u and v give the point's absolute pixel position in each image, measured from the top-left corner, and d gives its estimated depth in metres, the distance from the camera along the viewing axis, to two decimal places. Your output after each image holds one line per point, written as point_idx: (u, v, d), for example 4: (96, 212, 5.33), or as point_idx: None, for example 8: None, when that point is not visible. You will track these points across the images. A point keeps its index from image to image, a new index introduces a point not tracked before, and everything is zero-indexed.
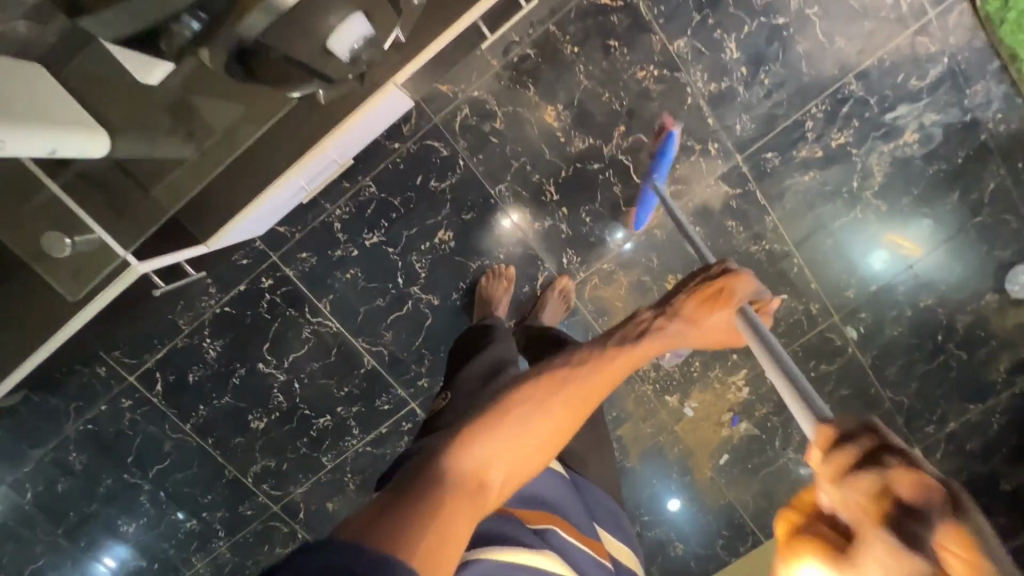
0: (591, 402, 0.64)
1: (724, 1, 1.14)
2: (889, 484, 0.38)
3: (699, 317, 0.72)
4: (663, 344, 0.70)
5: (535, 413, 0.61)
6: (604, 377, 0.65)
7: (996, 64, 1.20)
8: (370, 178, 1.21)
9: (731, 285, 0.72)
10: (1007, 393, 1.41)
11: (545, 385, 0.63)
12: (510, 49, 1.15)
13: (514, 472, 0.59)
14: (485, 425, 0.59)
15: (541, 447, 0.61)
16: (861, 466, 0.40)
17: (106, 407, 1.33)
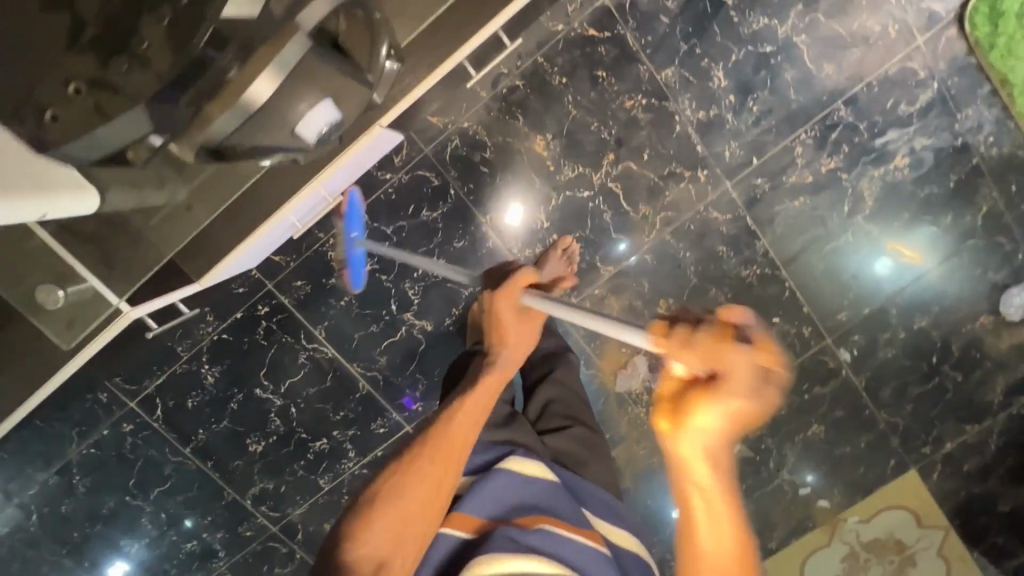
0: (451, 454, 0.80)
1: (711, 31, 1.15)
2: (711, 333, 0.60)
3: (500, 344, 0.90)
4: (493, 379, 0.88)
5: (405, 485, 0.76)
6: (451, 431, 0.81)
7: (987, 88, 1.20)
8: (362, 208, 1.23)
9: (502, 304, 0.89)
10: (1004, 414, 1.40)
11: (403, 462, 0.79)
12: (499, 80, 1.17)
13: (405, 540, 0.74)
14: (366, 518, 0.74)
15: (421, 506, 0.76)
16: (694, 338, 0.60)
17: (109, 432, 1.36)
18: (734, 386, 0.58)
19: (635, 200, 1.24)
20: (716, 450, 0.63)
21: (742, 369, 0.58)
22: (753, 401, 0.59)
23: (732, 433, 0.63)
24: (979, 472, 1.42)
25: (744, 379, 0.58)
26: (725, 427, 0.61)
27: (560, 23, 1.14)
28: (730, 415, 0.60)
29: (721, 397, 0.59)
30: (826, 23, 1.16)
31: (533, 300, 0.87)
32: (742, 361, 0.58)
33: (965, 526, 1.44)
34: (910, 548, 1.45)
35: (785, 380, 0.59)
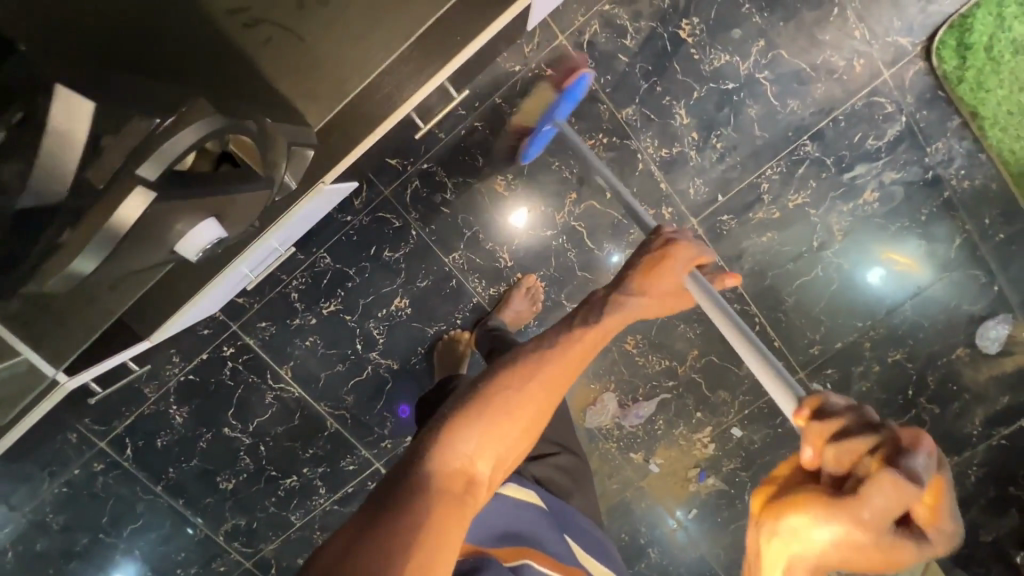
0: (568, 378, 0.60)
1: (671, 69, 1.14)
2: (880, 440, 0.44)
3: (653, 283, 0.65)
4: (629, 318, 0.63)
5: (517, 399, 0.57)
6: (577, 355, 0.60)
7: (956, 121, 1.18)
8: (325, 249, 1.23)
9: (680, 254, 0.66)
10: (984, 446, 1.35)
11: (513, 369, 0.59)
12: (458, 122, 1.17)
13: (502, 461, 0.57)
14: (463, 420, 0.56)
15: (526, 430, 0.58)
16: (853, 434, 0.45)
17: (80, 471, 1.35)
18: (873, 514, 0.42)
19: (600, 239, 1.23)
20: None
21: (885, 497, 0.42)
22: (885, 547, 0.43)
23: (829, 566, 0.46)
24: (960, 506, 1.37)
25: (892, 516, 0.42)
26: (830, 552, 0.45)
27: (517, 64, 1.14)
28: (841, 551, 0.44)
29: (842, 512, 0.43)
30: (789, 58, 1.14)
31: (693, 286, 0.67)
32: (903, 496, 0.42)
33: (948, 561, 1.39)
34: None
35: (931, 549, 0.44)
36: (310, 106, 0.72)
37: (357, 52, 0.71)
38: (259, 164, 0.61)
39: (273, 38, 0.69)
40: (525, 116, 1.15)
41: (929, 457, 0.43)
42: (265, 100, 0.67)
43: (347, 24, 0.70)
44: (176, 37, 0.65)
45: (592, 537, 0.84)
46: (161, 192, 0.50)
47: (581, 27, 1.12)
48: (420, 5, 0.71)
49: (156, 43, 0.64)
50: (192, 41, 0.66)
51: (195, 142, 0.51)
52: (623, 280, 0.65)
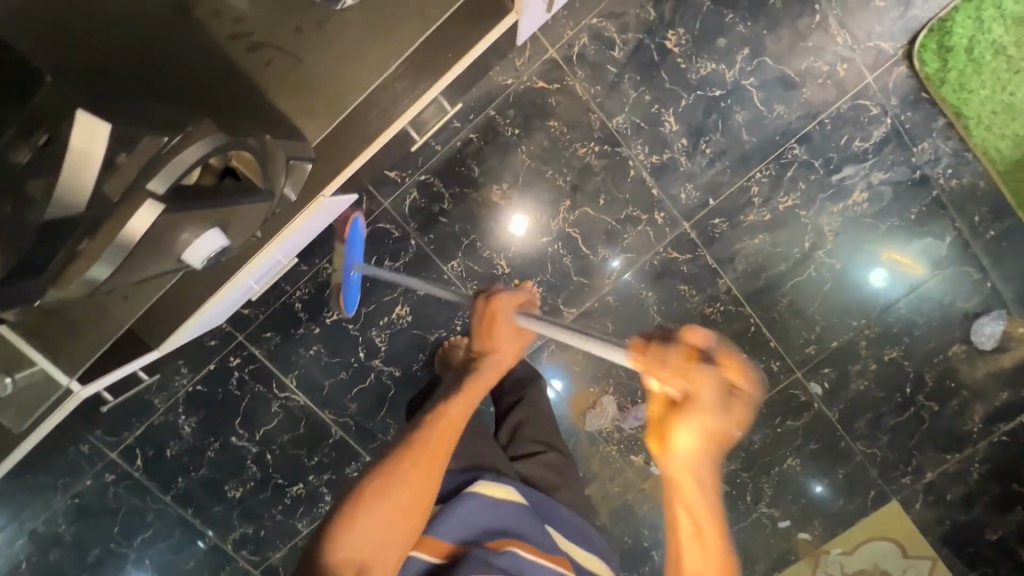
0: (445, 447, 0.71)
1: (659, 78, 1.18)
2: (684, 352, 0.64)
3: (495, 342, 0.82)
4: (489, 377, 0.79)
5: (394, 484, 0.67)
6: (443, 426, 0.72)
7: (941, 121, 1.20)
8: (327, 260, 1.27)
9: (502, 303, 0.84)
10: (985, 442, 1.35)
11: (392, 453, 0.70)
12: (453, 134, 1.21)
13: (392, 542, 0.65)
14: (347, 515, 0.65)
15: (412, 505, 0.67)
16: (668, 357, 0.65)
17: (92, 482, 1.38)
18: (709, 399, 0.62)
19: (594, 244, 1.26)
20: (704, 474, 0.64)
21: (705, 387, 0.62)
22: (729, 417, 0.63)
23: (712, 455, 0.64)
24: (964, 503, 1.37)
25: (718, 396, 0.62)
26: (701, 446, 0.63)
27: (509, 78, 1.19)
28: (709, 435, 0.63)
29: (693, 410, 0.62)
30: (773, 65, 1.18)
31: (526, 321, 0.82)
32: (709, 376, 0.62)
33: (954, 558, 1.38)
34: None
35: (753, 389, 0.65)
36: (307, 124, 0.76)
37: (350, 72, 0.74)
38: (260, 178, 0.64)
39: (273, 60, 0.72)
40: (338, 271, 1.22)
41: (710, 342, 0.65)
42: (264, 119, 0.72)
43: (340, 43, 0.73)
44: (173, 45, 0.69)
45: (578, 527, 0.87)
46: (169, 208, 0.53)
47: (571, 41, 1.17)
48: (410, 26, 0.74)
49: (155, 52, 0.69)
50: (188, 52, 0.70)
51: (196, 160, 0.54)
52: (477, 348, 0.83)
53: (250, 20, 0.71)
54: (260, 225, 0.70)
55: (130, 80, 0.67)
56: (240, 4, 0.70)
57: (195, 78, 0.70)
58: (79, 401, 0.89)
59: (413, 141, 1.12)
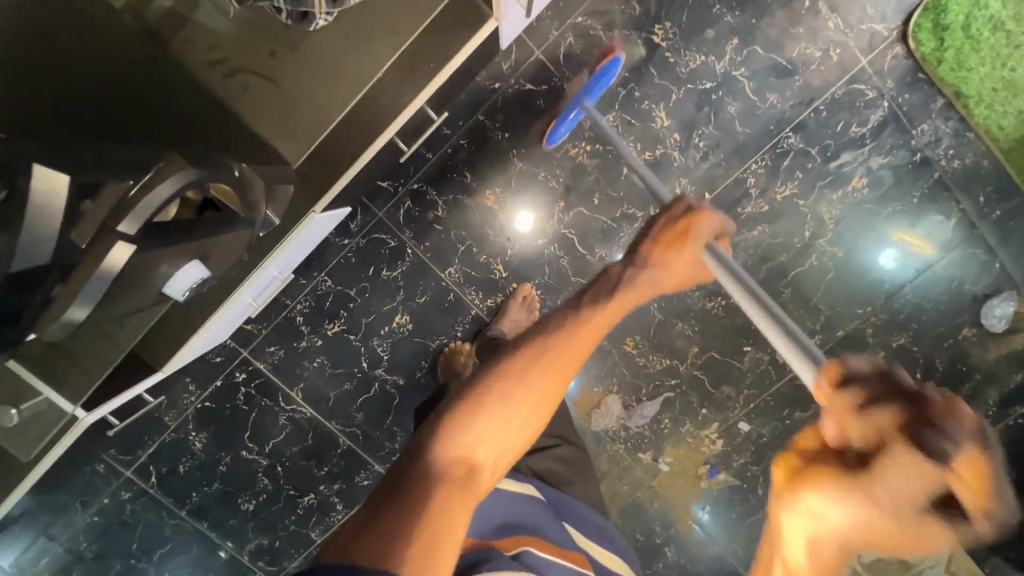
0: (579, 357, 0.53)
1: (647, 74, 1.17)
2: (893, 411, 0.42)
3: (668, 259, 0.59)
4: (643, 296, 0.57)
5: (521, 393, 0.51)
6: (587, 335, 0.53)
7: (940, 102, 1.18)
8: (325, 273, 1.28)
9: (700, 225, 0.60)
10: (1001, 426, 1.32)
11: (520, 355, 0.53)
12: (444, 141, 1.21)
13: (508, 451, 0.51)
14: (462, 415, 0.50)
15: (534, 418, 0.52)
16: (870, 407, 0.43)
17: (109, 500, 1.37)
18: (890, 488, 0.43)
19: (591, 244, 1.25)
20: (829, 559, 0.49)
21: (903, 477, 0.41)
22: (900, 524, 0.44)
23: (854, 545, 0.48)
24: None
25: (908, 501, 0.42)
26: (846, 533, 0.47)
27: (496, 82, 1.18)
28: (858, 528, 0.46)
29: (849, 488, 0.45)
30: (764, 54, 1.16)
31: (712, 259, 0.62)
32: (926, 476, 0.41)
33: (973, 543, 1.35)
34: (916, 567, 1.38)
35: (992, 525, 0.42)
36: (285, 145, 0.76)
37: (326, 92, 0.75)
38: (238, 205, 0.64)
39: (250, 84, 0.74)
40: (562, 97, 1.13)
41: (965, 433, 0.40)
42: (240, 141, 0.72)
43: (316, 62, 0.74)
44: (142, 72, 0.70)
45: (594, 524, 0.86)
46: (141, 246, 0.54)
47: (556, 41, 1.16)
48: (385, 47, 0.74)
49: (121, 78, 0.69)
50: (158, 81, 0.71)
51: (171, 193, 0.55)
52: (637, 254, 0.59)
53: (224, 47, 0.73)
54: (246, 248, 0.71)
55: (91, 108, 0.67)
56: (215, 34, 0.72)
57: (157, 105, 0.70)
58: (84, 428, 0.90)
59: (402, 153, 1.12)
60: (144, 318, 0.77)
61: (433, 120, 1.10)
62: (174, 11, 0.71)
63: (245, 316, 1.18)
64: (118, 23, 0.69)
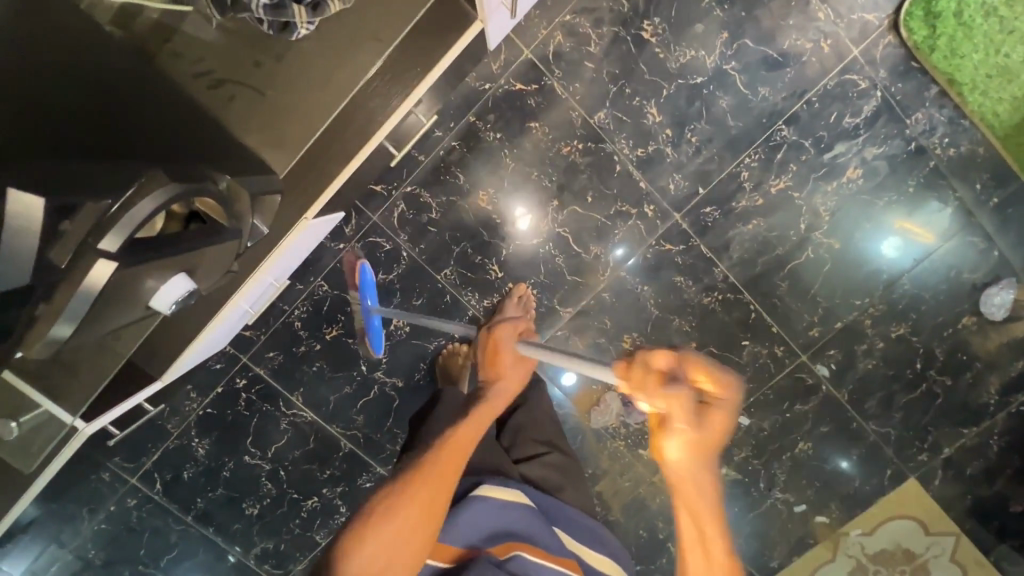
0: (455, 467, 0.66)
1: (637, 70, 1.17)
2: (648, 362, 0.60)
3: (500, 370, 0.79)
4: (495, 404, 0.74)
5: (401, 507, 0.62)
6: (460, 441, 0.68)
7: (934, 90, 1.17)
8: (322, 278, 1.29)
9: (502, 334, 0.85)
10: (1002, 414, 1.32)
11: (402, 475, 0.65)
12: (435, 143, 1.21)
13: (400, 560, 0.62)
14: (356, 536, 0.61)
15: (419, 530, 0.63)
16: (649, 373, 0.60)
17: (115, 508, 1.38)
18: (687, 411, 0.59)
19: (586, 242, 1.25)
20: (703, 486, 0.63)
21: (674, 409, 0.59)
22: (711, 431, 0.61)
23: (706, 462, 0.62)
24: (985, 477, 1.34)
25: (690, 415, 0.59)
26: (691, 461, 0.61)
27: (486, 82, 1.18)
28: (693, 454, 0.61)
29: (681, 428, 0.59)
30: (755, 47, 1.16)
31: (528, 349, 0.80)
32: (681, 399, 0.58)
33: (978, 531, 1.35)
34: (921, 557, 1.38)
35: (730, 386, 0.61)
36: (272, 154, 0.76)
37: (311, 99, 0.75)
38: (224, 217, 0.65)
39: (236, 95, 0.74)
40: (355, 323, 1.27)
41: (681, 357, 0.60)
42: (231, 148, 0.72)
43: (300, 70, 0.74)
44: (129, 76, 0.67)
45: (588, 527, 0.85)
46: (123, 262, 0.54)
47: (545, 40, 1.16)
48: (366, 57, 0.75)
49: (106, 78, 0.65)
50: (147, 83, 0.69)
51: (156, 208, 0.55)
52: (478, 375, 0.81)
53: (209, 60, 0.74)
54: (234, 258, 0.72)
55: (86, 109, 0.62)
56: (201, 47, 0.73)
57: (145, 108, 0.67)
58: (86, 436, 0.93)
59: (394, 157, 1.12)
60: (139, 327, 0.78)
61: (424, 122, 1.10)
62: (161, 22, 0.72)
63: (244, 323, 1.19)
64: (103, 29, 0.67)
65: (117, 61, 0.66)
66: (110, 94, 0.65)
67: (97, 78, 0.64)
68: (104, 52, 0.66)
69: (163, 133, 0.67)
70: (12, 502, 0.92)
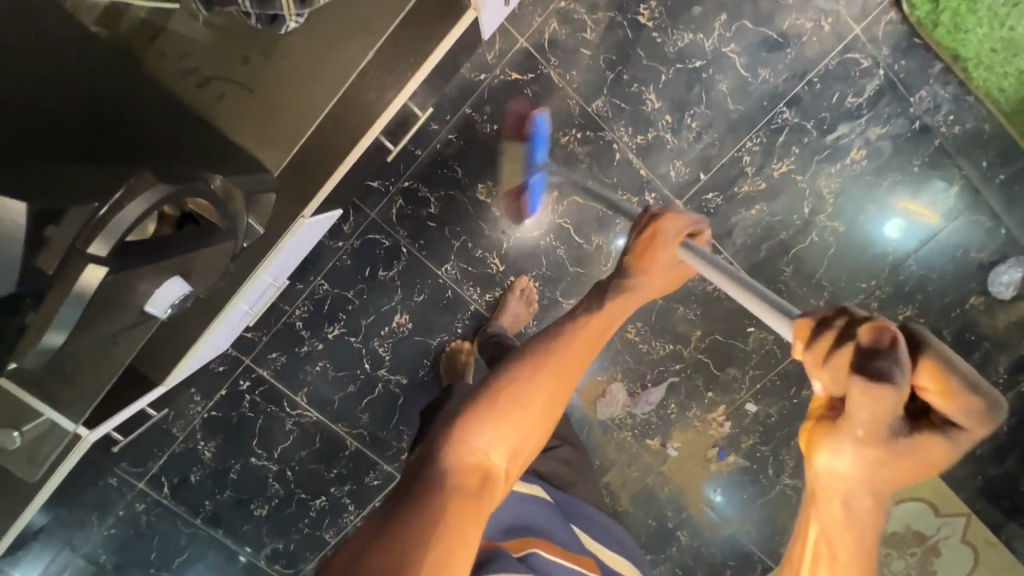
0: (582, 357, 0.55)
1: (635, 56, 1.15)
2: (850, 339, 0.44)
3: (649, 270, 0.64)
4: (635, 301, 0.61)
5: (527, 386, 0.52)
6: (588, 328, 0.57)
7: (937, 67, 1.16)
8: (322, 277, 1.28)
9: (668, 228, 0.66)
10: (1012, 393, 1.31)
11: (529, 353, 0.54)
12: (432, 136, 1.20)
13: (521, 450, 0.52)
14: (472, 414, 0.51)
15: (543, 422, 0.52)
16: (835, 344, 0.45)
17: (123, 512, 1.38)
18: (876, 418, 0.41)
19: (587, 232, 1.24)
20: (863, 520, 0.43)
21: (867, 410, 0.41)
22: (907, 453, 0.41)
23: (887, 491, 0.43)
24: (995, 457, 1.33)
25: (889, 428, 0.41)
26: (867, 481, 0.43)
27: (481, 73, 1.16)
28: (874, 476, 0.42)
29: (850, 431, 0.43)
30: (754, 28, 1.13)
31: (690, 256, 0.66)
32: (886, 402, 0.41)
33: (988, 511, 1.34)
34: (931, 538, 1.38)
35: (975, 426, 0.41)
36: (265, 152, 0.75)
37: (303, 94, 0.73)
38: (217, 216, 0.64)
39: (225, 92, 0.73)
40: (509, 181, 1.21)
41: (906, 351, 0.42)
42: (221, 144, 0.71)
43: (290, 66, 0.73)
44: (109, 77, 0.66)
45: (600, 525, 0.86)
46: (114, 267, 0.53)
47: (540, 27, 1.14)
48: (357, 49, 0.73)
49: (87, 79, 0.64)
50: (131, 85, 0.68)
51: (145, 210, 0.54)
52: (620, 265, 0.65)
53: (197, 57, 0.72)
54: (229, 260, 0.70)
55: (69, 106, 0.61)
56: (187, 44, 0.72)
57: (126, 111, 0.66)
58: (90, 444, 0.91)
59: (390, 152, 1.10)
60: (138, 333, 0.76)
61: (419, 116, 1.09)
62: (147, 22, 0.71)
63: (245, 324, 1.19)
64: (88, 31, 0.66)
65: (97, 62, 0.65)
66: (93, 95, 0.64)
67: (82, 77, 0.63)
68: (87, 50, 0.65)
69: (152, 133, 0.67)
70: (19, 510, 0.92)
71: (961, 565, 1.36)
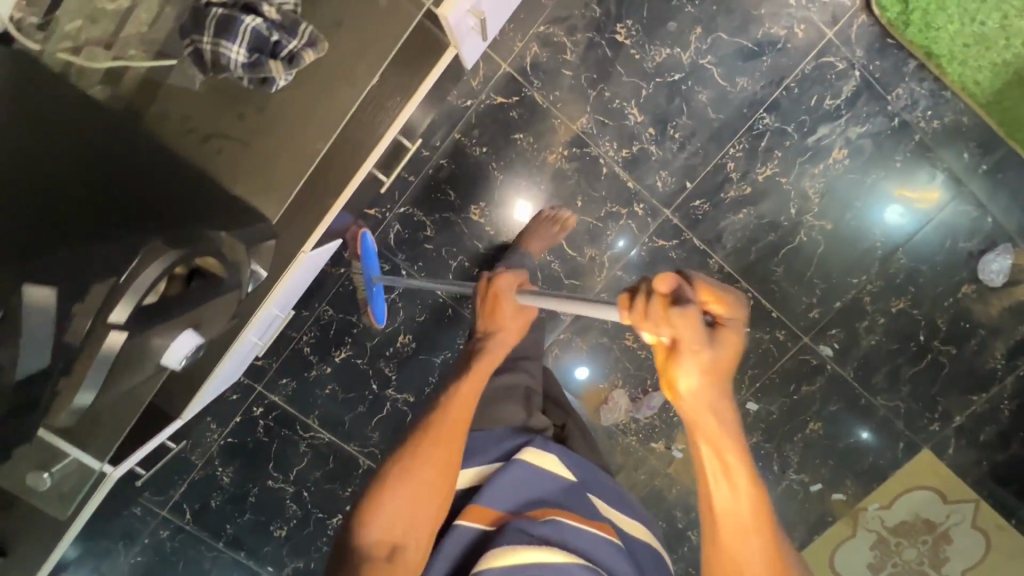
0: (456, 433, 0.71)
1: (615, 74, 1.18)
2: (647, 291, 0.56)
3: (499, 322, 0.79)
4: (493, 358, 0.77)
5: (412, 470, 0.68)
6: (458, 404, 0.72)
7: (912, 64, 1.18)
8: (326, 303, 1.32)
9: (502, 285, 0.80)
10: (1010, 378, 1.32)
11: (411, 439, 0.71)
12: (424, 162, 1.24)
13: (418, 521, 0.67)
14: (375, 501, 0.68)
15: (434, 494, 0.69)
16: (640, 301, 0.56)
17: (149, 540, 1.43)
18: (696, 347, 0.54)
19: (580, 246, 1.27)
20: (710, 419, 0.56)
21: (687, 327, 0.54)
22: (720, 351, 0.55)
23: (723, 385, 0.57)
24: (999, 441, 1.34)
25: (701, 334, 0.54)
26: (709, 382, 0.56)
27: (468, 99, 1.20)
28: (711, 376, 0.55)
29: (689, 353, 0.55)
30: (729, 39, 1.17)
31: (525, 299, 0.79)
32: (691, 318, 0.54)
33: (996, 495, 1.35)
34: (941, 525, 1.38)
35: (740, 311, 0.57)
36: (262, 200, 0.80)
37: (298, 144, 0.80)
38: (223, 270, 0.66)
39: (223, 147, 0.78)
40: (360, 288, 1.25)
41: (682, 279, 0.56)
42: (220, 196, 0.76)
43: (284, 118, 0.80)
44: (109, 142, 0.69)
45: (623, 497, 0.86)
46: (133, 330, 0.58)
47: (521, 52, 1.18)
48: (345, 96, 0.80)
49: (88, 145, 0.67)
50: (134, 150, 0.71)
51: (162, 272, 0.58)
52: (478, 327, 0.81)
53: (194, 117, 0.78)
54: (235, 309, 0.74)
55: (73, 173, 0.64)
56: (187, 103, 0.77)
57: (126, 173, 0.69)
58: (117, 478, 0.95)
59: (384, 183, 1.14)
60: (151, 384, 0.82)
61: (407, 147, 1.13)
62: (147, 78, 0.76)
63: (253, 356, 1.23)
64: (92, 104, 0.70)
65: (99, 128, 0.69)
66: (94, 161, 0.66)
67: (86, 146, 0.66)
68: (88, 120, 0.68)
69: (150, 196, 0.69)
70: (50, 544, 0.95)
71: (973, 552, 1.37)
